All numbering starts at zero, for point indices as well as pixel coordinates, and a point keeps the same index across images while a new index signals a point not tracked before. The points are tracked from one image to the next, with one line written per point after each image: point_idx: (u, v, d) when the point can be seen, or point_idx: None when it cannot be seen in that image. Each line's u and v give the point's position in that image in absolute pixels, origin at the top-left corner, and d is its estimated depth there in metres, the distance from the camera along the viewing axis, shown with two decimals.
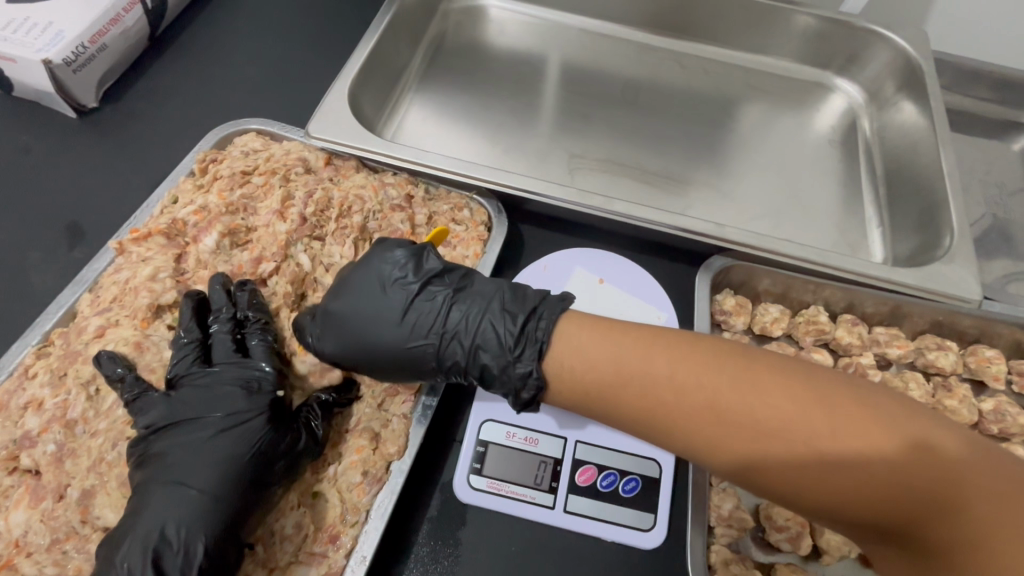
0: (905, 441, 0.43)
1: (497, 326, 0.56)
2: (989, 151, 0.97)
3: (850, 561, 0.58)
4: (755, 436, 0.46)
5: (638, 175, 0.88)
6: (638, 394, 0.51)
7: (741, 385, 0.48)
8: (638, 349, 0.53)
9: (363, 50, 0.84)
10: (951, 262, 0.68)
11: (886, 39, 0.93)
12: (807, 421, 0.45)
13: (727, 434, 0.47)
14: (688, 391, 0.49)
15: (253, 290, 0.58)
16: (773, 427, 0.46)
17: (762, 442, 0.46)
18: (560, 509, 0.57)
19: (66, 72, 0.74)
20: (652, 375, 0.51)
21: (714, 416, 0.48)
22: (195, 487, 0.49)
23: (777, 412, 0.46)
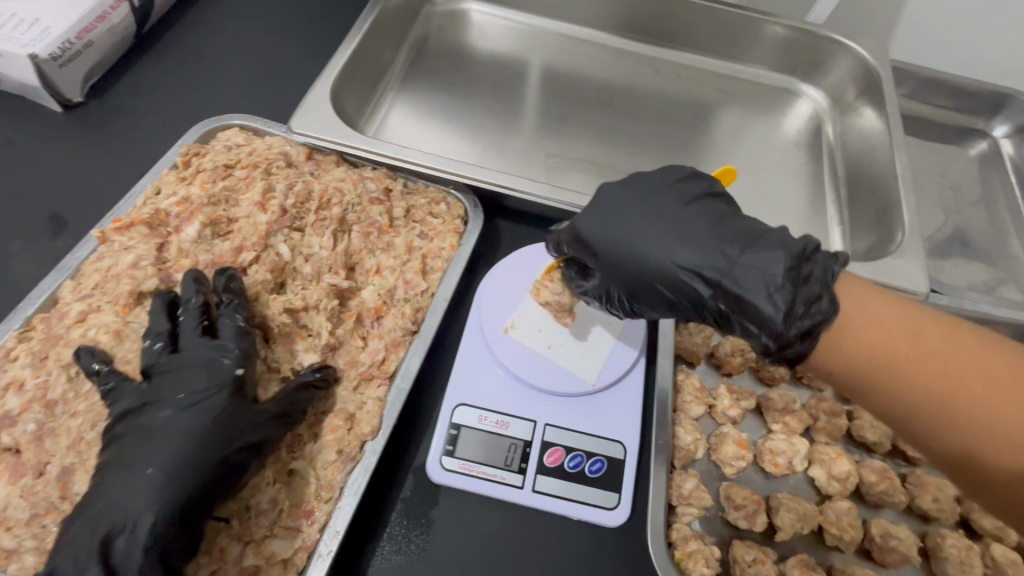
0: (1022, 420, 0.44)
1: (783, 288, 0.48)
2: (947, 155, 1.02)
3: (802, 538, 0.61)
4: (915, 406, 0.47)
5: (612, 174, 0.91)
6: (859, 363, 0.49)
7: (908, 355, 0.47)
8: (870, 314, 0.49)
9: (346, 50, 0.86)
10: (900, 258, 0.72)
11: (847, 48, 0.97)
12: (956, 391, 0.46)
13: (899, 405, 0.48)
14: (868, 359, 0.48)
15: (228, 275, 0.60)
16: (941, 387, 0.46)
17: (915, 414, 0.47)
18: (528, 488, 0.59)
19: (52, 66, 0.76)
20: (897, 346, 0.48)
21: (880, 380, 0.48)
22: (147, 467, 0.49)
23: (960, 379, 0.46)
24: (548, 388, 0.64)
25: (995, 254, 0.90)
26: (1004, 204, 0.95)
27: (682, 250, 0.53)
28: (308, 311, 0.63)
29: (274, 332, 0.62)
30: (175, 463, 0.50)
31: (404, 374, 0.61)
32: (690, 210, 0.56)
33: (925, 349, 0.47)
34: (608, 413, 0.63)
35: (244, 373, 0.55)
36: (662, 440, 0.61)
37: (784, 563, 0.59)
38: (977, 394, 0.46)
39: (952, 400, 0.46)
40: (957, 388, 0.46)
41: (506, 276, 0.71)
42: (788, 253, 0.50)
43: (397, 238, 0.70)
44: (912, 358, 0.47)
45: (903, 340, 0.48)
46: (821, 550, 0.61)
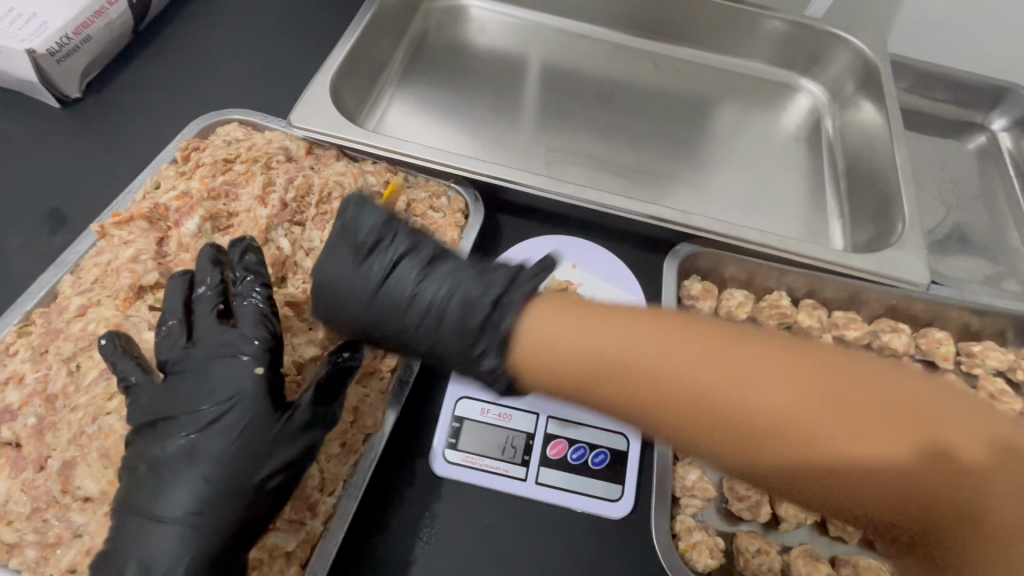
0: (924, 450, 0.40)
1: None
2: (947, 148, 1.02)
3: (806, 528, 0.61)
4: (710, 425, 0.43)
5: (611, 168, 0.91)
6: (619, 383, 0.46)
7: (695, 357, 0.45)
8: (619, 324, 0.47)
9: (345, 45, 0.86)
10: (902, 248, 0.72)
11: (846, 41, 0.98)
12: (759, 397, 0.43)
13: (693, 421, 0.44)
14: (653, 374, 0.45)
15: (248, 245, 0.56)
16: (734, 408, 0.43)
17: (721, 429, 0.43)
18: (531, 480, 0.59)
19: (50, 61, 0.76)
20: (653, 360, 0.45)
21: (654, 399, 0.45)
22: (164, 518, 0.47)
23: (791, 393, 0.42)
24: None
25: (993, 246, 0.90)
26: (1003, 197, 0.96)
27: None
28: (310, 303, 0.63)
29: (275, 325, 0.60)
30: (213, 483, 0.48)
31: (406, 368, 0.61)
32: None
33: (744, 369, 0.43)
34: None
35: (265, 373, 0.51)
36: None
37: (788, 554, 0.58)
38: (787, 411, 0.42)
39: (769, 422, 0.42)
40: (752, 409, 0.42)
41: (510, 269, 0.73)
42: None
43: None
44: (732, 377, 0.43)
45: (715, 368, 0.44)
46: (824, 542, 0.61)
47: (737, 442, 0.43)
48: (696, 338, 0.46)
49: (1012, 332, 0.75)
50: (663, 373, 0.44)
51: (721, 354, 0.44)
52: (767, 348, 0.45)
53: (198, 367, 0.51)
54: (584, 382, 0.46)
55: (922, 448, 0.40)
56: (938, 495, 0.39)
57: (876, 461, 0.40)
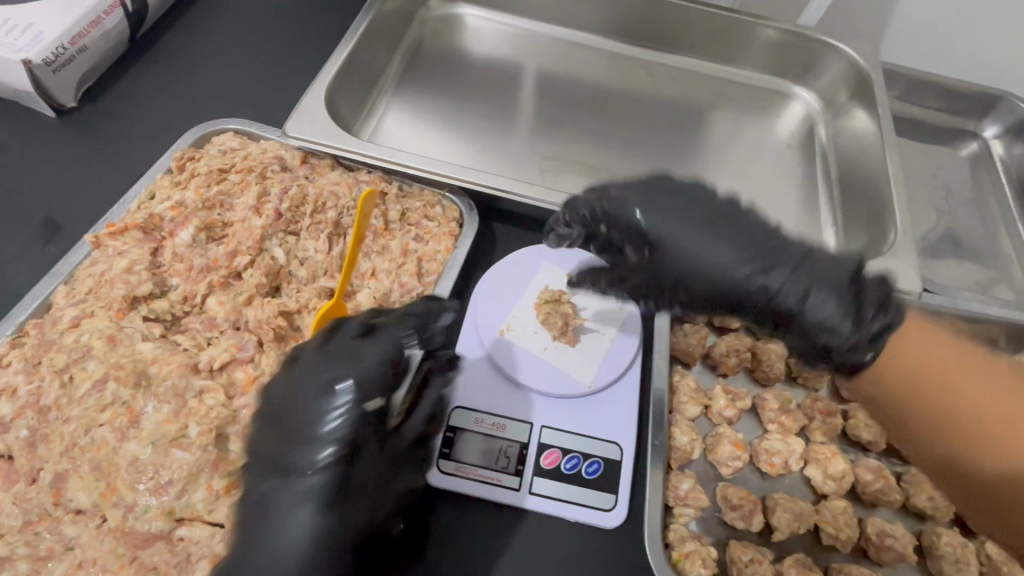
0: (943, 462, 0.64)
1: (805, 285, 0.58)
2: (939, 155, 1.02)
3: (799, 538, 0.61)
4: (949, 427, 0.62)
5: (606, 176, 0.91)
6: (949, 409, 0.61)
7: (973, 398, 0.61)
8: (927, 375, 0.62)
9: (340, 54, 0.86)
10: (894, 256, 0.73)
11: (838, 50, 0.98)
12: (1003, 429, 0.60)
13: (927, 421, 0.64)
14: (948, 409, 0.62)
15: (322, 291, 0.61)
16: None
17: (953, 431, 0.62)
18: (525, 491, 0.59)
19: (45, 72, 0.76)
20: (969, 399, 0.61)
21: (944, 416, 0.62)
22: None
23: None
24: (545, 390, 0.64)
25: (985, 252, 0.91)
26: (994, 203, 0.96)
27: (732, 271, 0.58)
28: (303, 313, 0.64)
29: (268, 336, 0.60)
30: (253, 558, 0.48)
31: None
32: (723, 224, 0.58)
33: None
34: (605, 415, 0.64)
35: (274, 437, 0.52)
36: (658, 441, 0.61)
37: (781, 563, 0.59)
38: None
39: (932, 429, 0.63)
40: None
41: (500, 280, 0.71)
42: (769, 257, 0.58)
43: (392, 240, 0.70)
44: (873, 381, 0.60)
45: (912, 376, 0.63)
46: (817, 550, 0.61)
47: (927, 429, 0.64)
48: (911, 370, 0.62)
49: (1002, 339, 0.76)
50: (946, 407, 0.62)
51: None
52: (949, 376, 0.61)
53: (299, 384, 0.54)
54: (905, 397, 0.64)
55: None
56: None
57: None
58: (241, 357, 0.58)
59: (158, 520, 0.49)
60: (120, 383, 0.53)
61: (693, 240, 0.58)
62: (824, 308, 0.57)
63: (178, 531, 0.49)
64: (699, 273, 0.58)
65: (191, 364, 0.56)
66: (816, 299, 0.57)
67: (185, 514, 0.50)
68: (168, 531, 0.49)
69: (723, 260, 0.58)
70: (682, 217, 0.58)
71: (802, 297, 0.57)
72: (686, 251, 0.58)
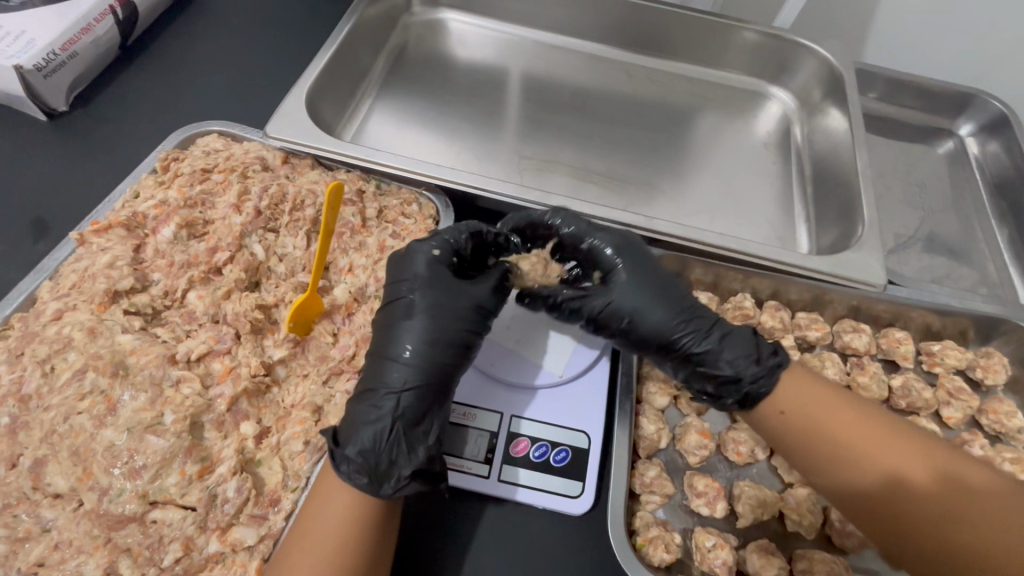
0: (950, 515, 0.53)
1: (735, 364, 0.62)
2: (916, 152, 1.03)
3: (763, 525, 0.62)
4: (821, 452, 0.58)
5: (583, 175, 0.93)
6: (816, 435, 0.59)
7: (850, 428, 0.58)
8: (804, 410, 0.60)
9: (322, 58, 0.89)
10: (859, 250, 0.75)
11: (812, 50, 1.01)
12: (864, 454, 0.57)
13: (818, 457, 0.58)
14: (822, 423, 0.59)
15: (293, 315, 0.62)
16: (803, 436, 0.59)
17: (827, 457, 0.58)
18: (494, 478, 0.60)
19: (37, 77, 0.79)
20: (828, 428, 0.58)
21: (799, 438, 0.59)
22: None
23: (859, 437, 0.57)
24: (515, 381, 0.66)
25: (961, 247, 0.91)
26: (971, 200, 0.97)
27: (661, 315, 0.64)
28: (280, 306, 0.65)
29: (245, 328, 0.62)
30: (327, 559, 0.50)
31: None
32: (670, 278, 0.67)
33: (820, 421, 0.59)
34: (574, 404, 0.65)
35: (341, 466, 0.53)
36: (623, 429, 0.63)
37: (744, 549, 0.60)
38: (851, 449, 0.57)
39: (847, 467, 0.57)
40: (829, 434, 0.58)
41: None
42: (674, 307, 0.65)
43: (369, 238, 0.72)
44: (807, 413, 0.60)
45: (838, 429, 0.58)
46: (782, 537, 0.62)
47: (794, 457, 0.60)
48: (838, 412, 0.59)
49: (972, 332, 0.77)
50: (813, 431, 0.59)
51: (843, 411, 0.59)
52: (848, 411, 0.59)
53: (396, 274, 0.63)
54: (798, 433, 0.59)
55: (895, 478, 0.55)
56: (906, 514, 0.54)
57: (874, 480, 0.56)
58: (218, 349, 0.60)
59: (131, 503, 0.51)
60: (99, 372, 0.55)
61: (634, 310, 0.65)
62: (729, 391, 0.62)
63: (151, 513, 0.51)
64: (624, 316, 0.65)
65: (168, 355, 0.58)
66: (726, 387, 0.63)
67: (158, 497, 0.52)
68: (141, 514, 0.51)
69: (656, 307, 0.65)
70: (645, 312, 0.65)
71: (715, 344, 0.63)
72: (632, 280, 0.66)
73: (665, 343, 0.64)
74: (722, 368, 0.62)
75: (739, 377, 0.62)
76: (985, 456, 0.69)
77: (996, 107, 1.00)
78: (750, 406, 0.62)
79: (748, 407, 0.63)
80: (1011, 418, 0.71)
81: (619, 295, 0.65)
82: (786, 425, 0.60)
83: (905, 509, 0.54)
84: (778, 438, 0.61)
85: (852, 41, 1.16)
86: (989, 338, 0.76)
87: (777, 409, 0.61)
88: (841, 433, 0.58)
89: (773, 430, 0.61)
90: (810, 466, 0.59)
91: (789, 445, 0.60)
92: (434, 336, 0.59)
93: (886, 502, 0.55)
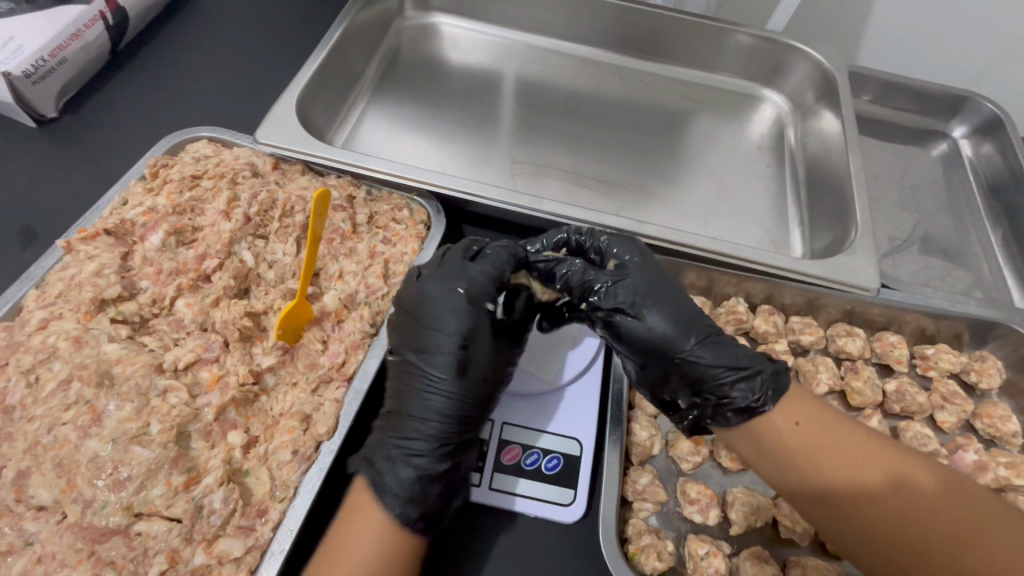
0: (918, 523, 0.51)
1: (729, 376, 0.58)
2: (909, 155, 1.03)
3: (756, 532, 0.62)
4: (791, 464, 0.55)
5: (576, 179, 0.93)
6: (786, 447, 0.56)
7: (821, 438, 0.55)
8: (776, 420, 0.57)
9: (313, 63, 0.88)
10: (853, 254, 0.74)
11: (805, 53, 1.01)
12: (835, 465, 0.54)
13: (787, 471, 0.55)
14: (794, 435, 0.56)
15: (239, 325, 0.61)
16: (796, 452, 0.55)
17: (797, 469, 0.55)
18: (485, 486, 0.60)
19: (25, 83, 0.78)
20: (796, 437, 0.55)
21: (769, 450, 0.56)
22: None
23: (853, 450, 0.55)
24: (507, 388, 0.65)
25: (955, 249, 0.91)
26: (965, 202, 0.97)
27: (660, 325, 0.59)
28: (269, 314, 0.65)
29: (234, 336, 0.61)
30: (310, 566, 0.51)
31: (362, 377, 0.62)
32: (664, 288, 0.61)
33: (818, 435, 0.55)
34: (566, 411, 0.65)
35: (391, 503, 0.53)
36: (616, 435, 0.62)
37: (737, 557, 0.59)
38: (831, 460, 0.54)
39: (817, 479, 0.54)
40: (802, 446, 0.55)
41: None
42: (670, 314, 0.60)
43: (360, 243, 0.72)
44: (778, 425, 0.56)
45: (810, 439, 0.55)
46: (776, 544, 0.62)
47: (765, 468, 0.57)
48: (810, 422, 0.56)
49: (967, 335, 0.76)
50: (782, 442, 0.56)
51: (835, 424, 0.56)
52: (820, 421, 0.56)
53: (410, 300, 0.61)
54: (768, 445, 0.56)
55: (891, 488, 0.53)
56: (905, 528, 0.51)
57: (845, 492, 0.53)
58: (206, 357, 0.59)
59: (116, 515, 0.50)
60: (84, 382, 0.54)
61: (648, 289, 0.60)
62: (746, 391, 0.57)
63: (135, 526, 0.50)
64: (638, 301, 0.60)
65: (156, 364, 0.57)
66: (743, 387, 0.57)
67: (143, 509, 0.51)
68: (126, 526, 0.50)
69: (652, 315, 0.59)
70: (661, 300, 0.60)
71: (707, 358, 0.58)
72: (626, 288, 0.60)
73: (681, 328, 0.59)
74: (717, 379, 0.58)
75: (757, 370, 0.58)
76: (980, 461, 0.69)
77: (990, 108, 1.00)
78: (766, 410, 0.57)
79: (767, 406, 0.57)
80: (1006, 422, 0.71)
81: (626, 283, 0.60)
82: (780, 441, 0.56)
83: (884, 522, 0.52)
84: (763, 456, 0.57)
85: (845, 43, 1.16)
86: (984, 341, 0.76)
87: (789, 418, 0.57)
88: (832, 446, 0.55)
89: (746, 444, 0.58)
90: (779, 478, 0.56)
91: (779, 464, 0.56)
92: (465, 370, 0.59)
93: (884, 516, 0.52)
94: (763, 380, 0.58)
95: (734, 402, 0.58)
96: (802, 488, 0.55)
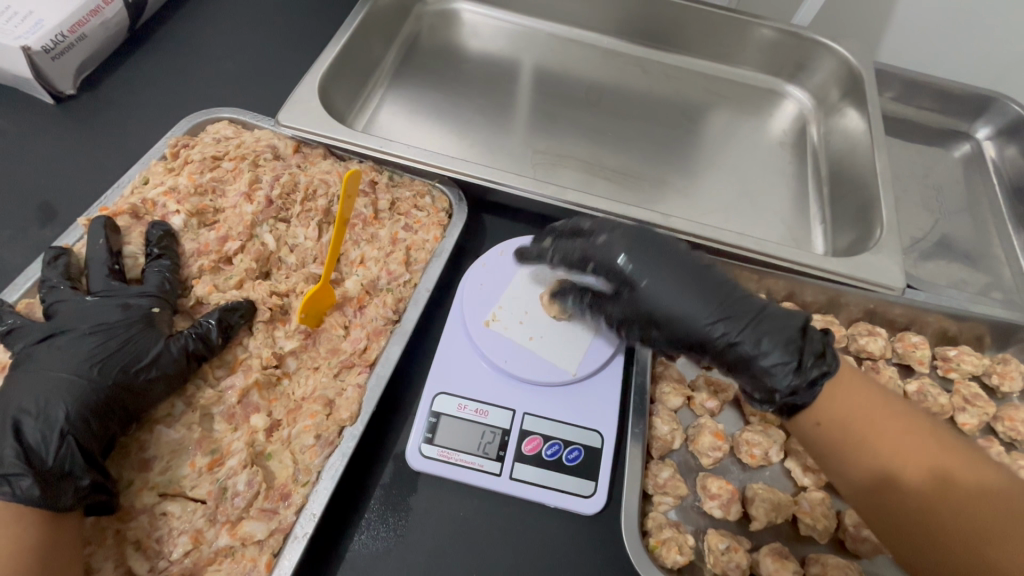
0: (958, 512, 0.49)
1: (784, 346, 0.55)
2: (932, 155, 1.02)
3: (775, 528, 0.62)
4: (834, 447, 0.55)
5: (597, 171, 0.92)
6: (833, 432, 0.55)
7: (870, 426, 0.54)
8: (828, 401, 0.56)
9: (334, 47, 0.87)
10: (879, 252, 0.73)
11: (831, 49, 0.99)
12: (879, 454, 0.53)
13: (829, 453, 0.56)
14: (842, 421, 0.55)
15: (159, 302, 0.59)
16: (828, 432, 0.56)
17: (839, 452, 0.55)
18: (506, 476, 0.60)
19: (44, 58, 0.77)
20: (846, 422, 0.55)
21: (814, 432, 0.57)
22: (72, 487, 0.48)
23: (889, 434, 0.54)
24: (529, 378, 0.65)
25: (977, 252, 0.90)
26: (987, 204, 0.96)
27: (699, 310, 0.58)
28: (291, 296, 0.65)
29: (262, 316, 0.62)
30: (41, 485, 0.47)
31: (385, 363, 0.61)
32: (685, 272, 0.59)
33: (857, 424, 0.55)
34: (589, 403, 0.64)
35: None
36: (637, 429, 0.62)
37: (757, 553, 0.59)
38: (874, 448, 0.53)
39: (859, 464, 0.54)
40: (846, 430, 0.55)
41: (473, 283, 0.71)
42: (715, 290, 0.59)
43: (381, 230, 0.71)
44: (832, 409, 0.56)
45: (859, 427, 0.54)
46: (794, 541, 0.62)
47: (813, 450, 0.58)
48: (860, 408, 0.55)
49: (989, 337, 0.76)
50: (831, 428, 0.56)
51: (883, 416, 0.55)
52: (876, 407, 0.55)
53: (102, 311, 0.57)
54: (817, 428, 0.56)
55: (920, 480, 0.51)
56: (914, 517, 0.51)
57: (885, 480, 0.53)
58: (232, 341, 0.61)
59: (142, 494, 0.52)
60: (111, 363, 0.54)
61: (678, 269, 0.60)
62: (808, 356, 0.55)
63: (161, 506, 0.52)
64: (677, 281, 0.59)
65: (191, 351, 0.57)
66: (804, 355, 0.55)
67: (168, 489, 0.53)
68: (152, 506, 0.52)
69: (693, 296, 0.59)
70: (664, 271, 0.59)
71: (760, 342, 0.56)
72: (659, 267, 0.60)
73: (732, 313, 0.57)
74: (780, 359, 0.55)
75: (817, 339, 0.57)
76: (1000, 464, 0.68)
77: (1015, 111, 0.98)
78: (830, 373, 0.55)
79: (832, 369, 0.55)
80: None
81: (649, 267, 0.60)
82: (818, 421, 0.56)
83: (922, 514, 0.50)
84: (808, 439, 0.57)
85: (869, 40, 1.15)
86: (1006, 344, 0.76)
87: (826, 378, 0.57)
88: (867, 433, 0.54)
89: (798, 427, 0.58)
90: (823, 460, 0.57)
91: (816, 444, 0.57)
92: (112, 349, 0.55)
93: (868, 502, 0.53)
94: (822, 349, 0.56)
95: (787, 372, 0.55)
96: (843, 472, 0.55)
